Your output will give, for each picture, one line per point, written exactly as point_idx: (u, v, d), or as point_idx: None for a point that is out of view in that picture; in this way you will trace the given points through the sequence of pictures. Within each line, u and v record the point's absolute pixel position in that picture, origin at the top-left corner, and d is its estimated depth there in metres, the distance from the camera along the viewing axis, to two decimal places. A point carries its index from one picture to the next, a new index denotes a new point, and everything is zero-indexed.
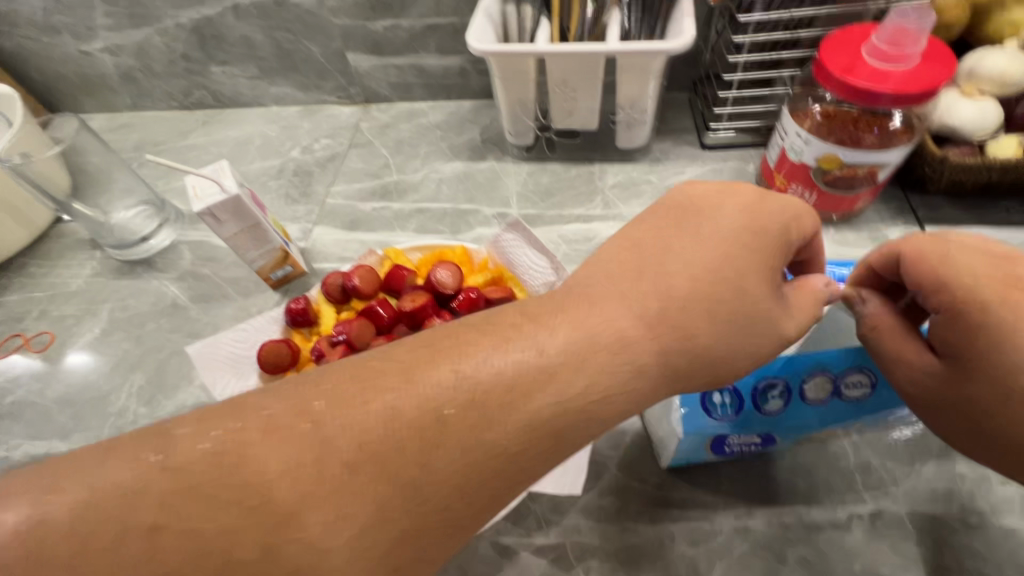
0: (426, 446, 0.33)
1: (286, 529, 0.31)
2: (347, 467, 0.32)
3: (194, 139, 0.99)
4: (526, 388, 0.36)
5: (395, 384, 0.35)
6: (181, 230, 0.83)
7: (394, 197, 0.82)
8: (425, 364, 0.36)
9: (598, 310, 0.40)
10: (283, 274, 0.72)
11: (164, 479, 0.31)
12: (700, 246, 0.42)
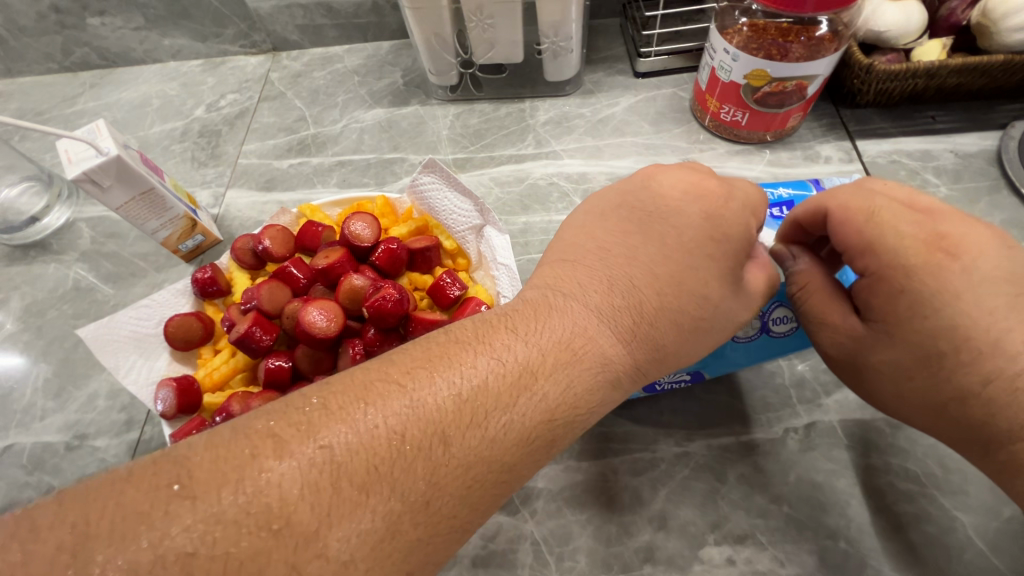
0: (436, 456, 0.31)
1: (293, 561, 0.27)
2: (355, 486, 0.29)
3: (83, 104, 0.89)
4: (522, 387, 0.33)
5: (405, 393, 0.32)
6: (77, 208, 0.74)
7: (312, 152, 0.76)
8: (426, 375, 0.33)
9: (575, 304, 0.37)
10: (194, 244, 0.66)
11: (139, 526, 0.26)
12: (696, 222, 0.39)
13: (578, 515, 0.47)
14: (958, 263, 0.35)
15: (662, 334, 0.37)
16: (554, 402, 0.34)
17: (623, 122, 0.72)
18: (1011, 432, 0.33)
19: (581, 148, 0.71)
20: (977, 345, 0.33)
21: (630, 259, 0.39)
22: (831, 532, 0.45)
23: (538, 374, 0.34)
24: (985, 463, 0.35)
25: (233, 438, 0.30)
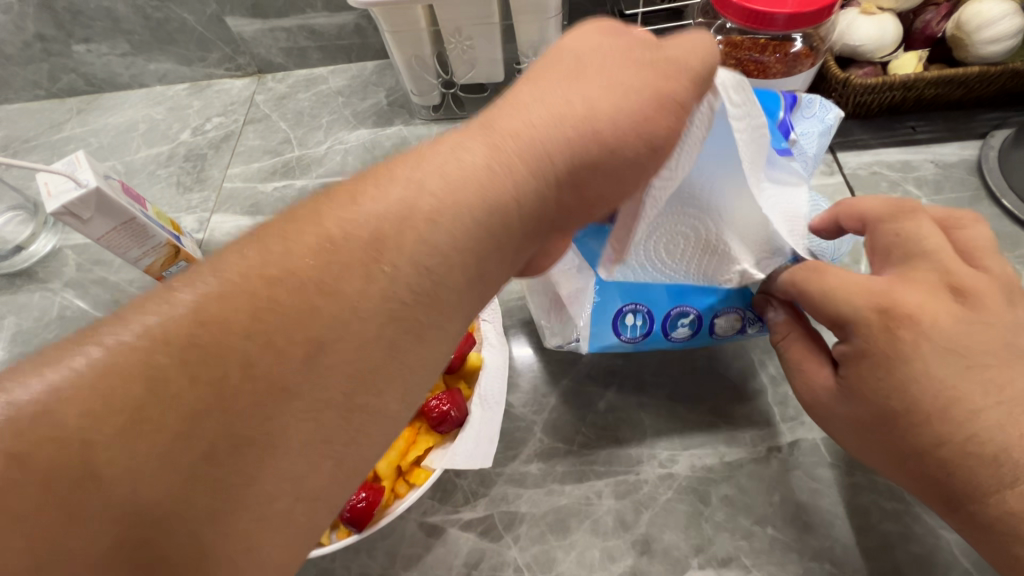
0: (250, 334, 0.23)
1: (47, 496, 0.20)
2: (135, 387, 0.22)
3: (70, 130, 0.89)
4: (375, 243, 0.25)
5: (220, 270, 0.25)
6: (63, 235, 0.75)
7: (296, 174, 0.76)
8: (257, 241, 0.26)
9: (450, 151, 0.29)
10: (178, 271, 0.66)
11: None
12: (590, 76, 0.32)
13: (561, 540, 0.47)
14: (915, 329, 0.34)
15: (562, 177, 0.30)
16: (422, 253, 0.26)
17: None
18: (970, 497, 0.32)
19: None
20: (927, 411, 0.33)
21: (521, 116, 0.31)
22: (815, 553, 0.45)
23: (395, 253, 0.25)
24: (953, 513, 0.34)
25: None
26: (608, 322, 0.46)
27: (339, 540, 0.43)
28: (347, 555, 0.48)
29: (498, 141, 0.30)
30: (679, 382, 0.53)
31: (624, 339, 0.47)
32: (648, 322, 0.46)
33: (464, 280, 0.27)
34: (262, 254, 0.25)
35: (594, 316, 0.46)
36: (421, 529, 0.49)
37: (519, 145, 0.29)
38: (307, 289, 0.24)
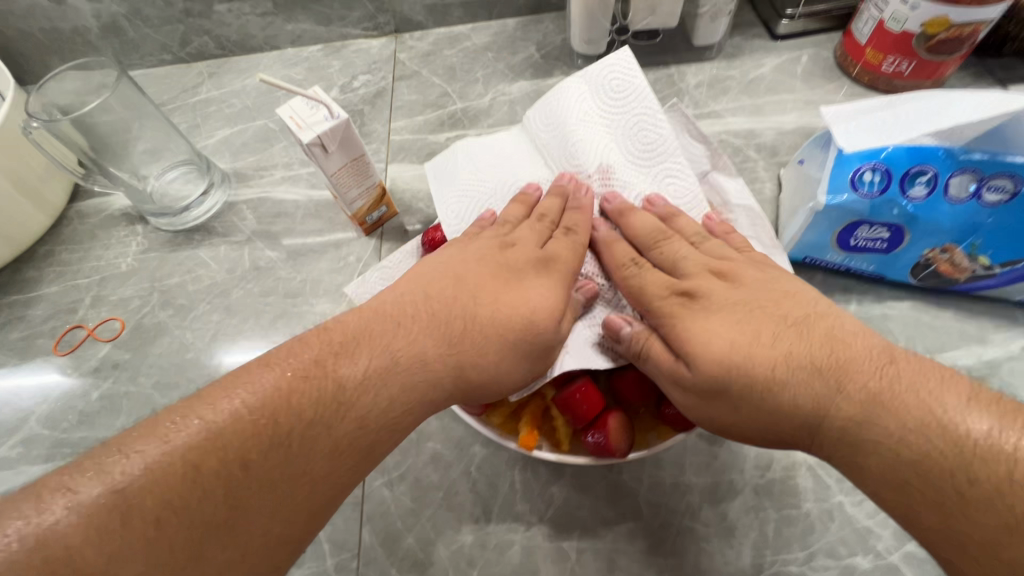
0: (273, 530, 0.31)
1: (218, 538, 0.29)
2: (225, 508, 0.30)
3: (205, 92, 0.86)
4: (272, 486, 0.31)
5: (217, 409, 0.32)
6: (233, 191, 0.74)
7: (466, 126, 0.75)
8: (251, 486, 0.31)
9: (392, 378, 0.37)
10: (378, 216, 0.65)
11: (181, 556, 0.28)
12: (411, 374, 0.38)
13: None
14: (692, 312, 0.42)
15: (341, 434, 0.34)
16: (287, 501, 0.32)
17: (775, 82, 0.73)
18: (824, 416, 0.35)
19: (742, 107, 0.72)
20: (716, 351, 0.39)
21: (343, 425, 0.34)
22: None
23: (264, 463, 0.32)
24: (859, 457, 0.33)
25: (220, 468, 0.30)
26: (844, 178, 0.50)
27: (664, 442, 0.44)
28: (634, 467, 0.49)
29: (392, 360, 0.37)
30: (919, 293, 0.55)
31: (862, 197, 0.49)
32: (887, 177, 0.48)
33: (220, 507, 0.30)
34: (251, 419, 0.32)
35: (829, 176, 0.51)
36: (703, 439, 0.50)
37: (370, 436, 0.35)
38: (227, 463, 0.31)
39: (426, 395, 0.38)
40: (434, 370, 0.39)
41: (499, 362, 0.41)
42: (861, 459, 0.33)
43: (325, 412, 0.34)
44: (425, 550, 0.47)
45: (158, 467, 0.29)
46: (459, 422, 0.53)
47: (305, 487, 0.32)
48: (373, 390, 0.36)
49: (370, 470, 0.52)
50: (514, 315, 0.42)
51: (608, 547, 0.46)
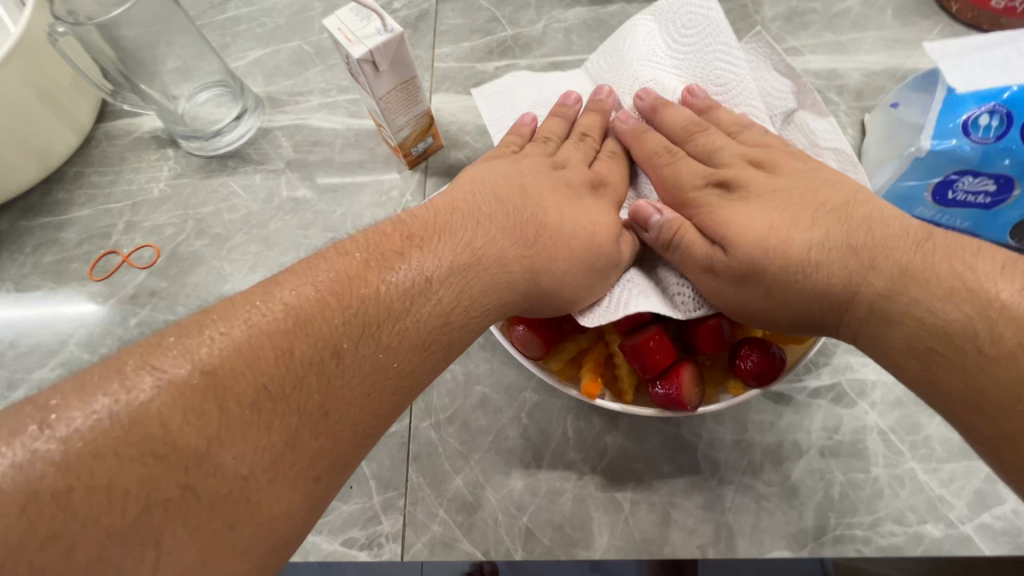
0: (351, 413, 0.31)
1: (294, 413, 0.29)
2: (301, 386, 0.30)
3: (234, 9, 0.80)
4: (348, 365, 0.31)
5: (293, 290, 0.32)
6: (267, 117, 0.69)
7: (517, 55, 0.69)
8: (331, 363, 0.31)
9: (459, 270, 0.36)
10: (423, 148, 0.61)
11: (262, 426, 0.28)
12: (484, 261, 0.38)
13: (921, 408, 0.46)
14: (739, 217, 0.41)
15: (418, 322, 0.34)
16: (363, 383, 0.32)
17: (863, 17, 0.66)
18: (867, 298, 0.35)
19: (825, 44, 0.65)
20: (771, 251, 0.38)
21: (416, 315, 0.34)
22: None
23: (343, 344, 0.32)
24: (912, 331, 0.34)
25: (300, 345, 0.30)
26: (957, 120, 0.45)
27: (736, 396, 0.42)
28: (693, 422, 0.47)
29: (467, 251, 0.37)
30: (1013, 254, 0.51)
31: (974, 142, 0.44)
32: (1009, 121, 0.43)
33: (299, 383, 0.30)
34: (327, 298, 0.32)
35: (937, 117, 0.46)
36: (767, 397, 0.47)
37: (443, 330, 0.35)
38: (304, 340, 0.31)
39: (493, 288, 0.38)
40: (503, 264, 0.38)
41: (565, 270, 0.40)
42: (888, 338, 0.35)
43: (393, 296, 0.34)
44: (473, 493, 0.46)
45: (237, 340, 0.30)
46: (508, 367, 0.51)
47: (380, 373, 0.33)
48: (446, 282, 0.36)
49: (416, 411, 0.50)
50: (570, 227, 0.42)
51: (664, 501, 0.45)
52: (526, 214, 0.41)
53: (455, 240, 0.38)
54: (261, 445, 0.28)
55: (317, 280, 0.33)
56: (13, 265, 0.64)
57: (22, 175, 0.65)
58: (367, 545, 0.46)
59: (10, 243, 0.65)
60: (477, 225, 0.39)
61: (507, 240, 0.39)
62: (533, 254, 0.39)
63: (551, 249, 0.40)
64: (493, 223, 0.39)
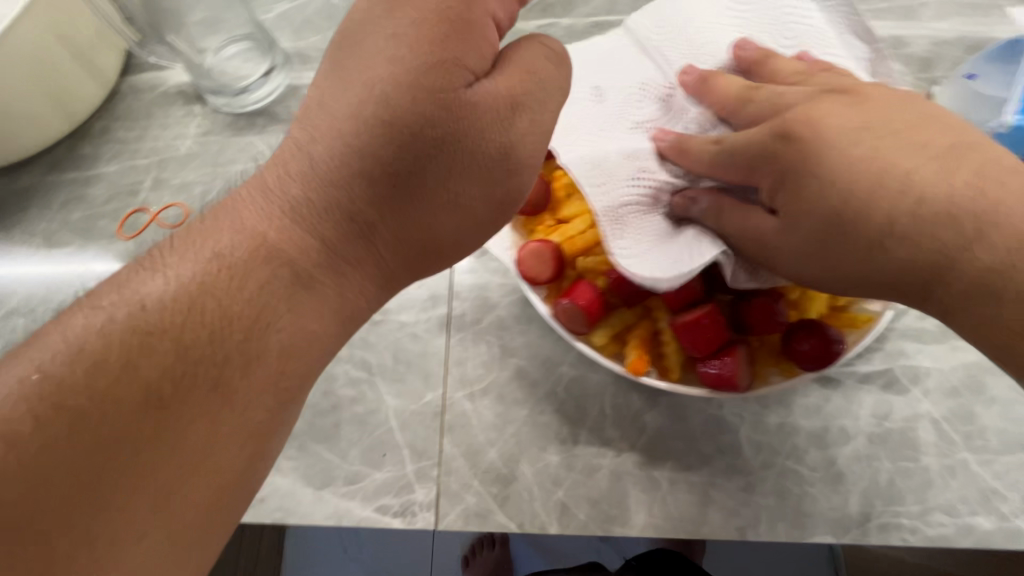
0: (224, 415, 0.28)
1: (174, 414, 0.27)
2: (182, 379, 0.28)
3: None
4: (230, 361, 0.28)
5: (197, 249, 0.30)
6: (296, 74, 0.67)
7: (558, 14, 0.66)
8: (217, 357, 0.28)
9: (356, 252, 0.32)
10: None
11: (148, 425, 0.27)
12: (392, 221, 0.32)
13: (977, 398, 0.44)
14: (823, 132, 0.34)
15: (301, 319, 0.31)
16: (253, 376, 0.29)
17: None
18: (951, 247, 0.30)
19: (892, 8, 0.60)
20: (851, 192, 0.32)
21: (297, 302, 0.31)
22: None
23: (237, 326, 0.29)
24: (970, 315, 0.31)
25: (180, 327, 0.28)
26: None
27: (787, 380, 0.40)
28: (736, 403, 0.46)
29: (373, 211, 0.31)
30: None
31: None
32: None
33: (187, 373, 0.28)
34: (213, 273, 0.29)
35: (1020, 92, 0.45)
36: (815, 381, 0.46)
37: (343, 313, 0.33)
38: (200, 319, 0.28)
39: (359, 261, 0.33)
40: (367, 225, 0.31)
41: (447, 229, 0.33)
42: (980, 311, 0.30)
43: (217, 286, 0.29)
44: (508, 466, 0.46)
45: (123, 323, 0.27)
46: (545, 340, 0.50)
47: (272, 373, 0.30)
48: (325, 269, 0.32)
49: (451, 381, 0.49)
50: (478, 150, 0.31)
51: (703, 481, 0.44)
52: (357, 136, 0.30)
53: (236, 219, 0.31)
54: (160, 436, 0.27)
55: (137, 274, 0.29)
56: (41, 220, 0.63)
57: (48, 127, 0.63)
58: (400, 513, 0.45)
59: (38, 198, 0.64)
60: (343, 159, 0.30)
61: (359, 185, 0.30)
62: (404, 203, 0.31)
63: (444, 186, 0.31)
64: (342, 150, 0.30)
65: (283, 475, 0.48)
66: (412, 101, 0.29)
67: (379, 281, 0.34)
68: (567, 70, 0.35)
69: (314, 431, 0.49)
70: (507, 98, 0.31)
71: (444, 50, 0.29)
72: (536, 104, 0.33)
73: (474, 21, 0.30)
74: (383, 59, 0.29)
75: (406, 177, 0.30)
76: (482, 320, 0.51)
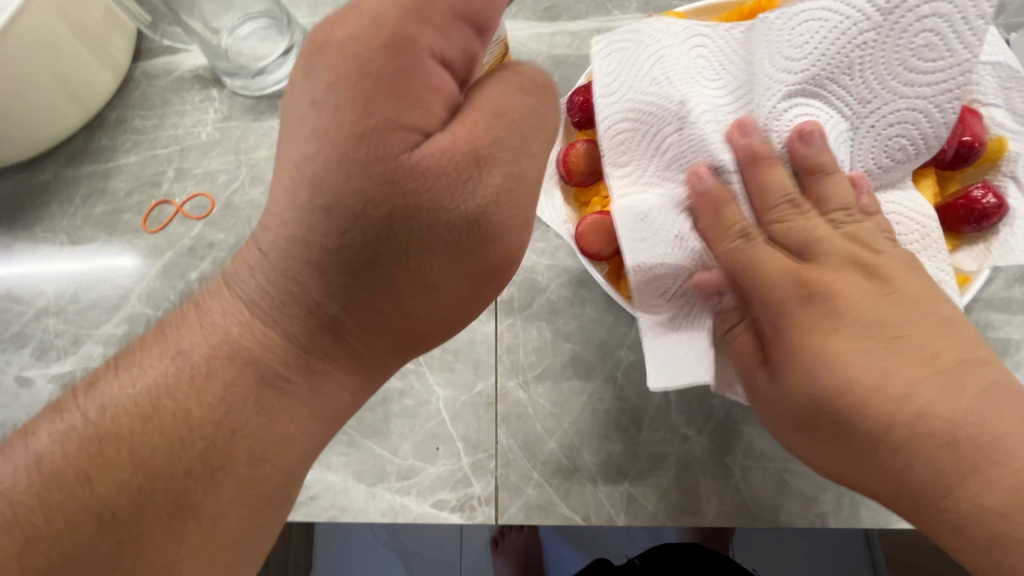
0: (204, 513, 0.27)
1: (165, 506, 0.26)
2: (168, 474, 0.26)
3: None
4: (206, 458, 0.27)
5: (198, 326, 0.29)
6: None
7: None
8: (199, 449, 0.27)
9: (331, 343, 0.28)
10: None
11: (138, 518, 0.26)
12: (362, 313, 0.27)
13: None
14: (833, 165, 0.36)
15: (269, 418, 0.28)
16: (239, 471, 0.27)
17: None
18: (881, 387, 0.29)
19: None
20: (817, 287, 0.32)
21: (267, 403, 0.28)
22: None
23: (205, 429, 0.27)
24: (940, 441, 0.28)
25: (160, 421, 0.27)
26: None
27: None
28: None
29: (339, 302, 0.27)
30: None
31: None
32: None
33: (169, 467, 0.26)
34: (186, 360, 0.28)
35: None
36: None
37: (323, 400, 0.29)
38: (175, 410, 0.27)
39: (346, 351, 0.29)
40: (340, 317, 0.27)
41: (427, 309, 0.28)
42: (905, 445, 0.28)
43: (179, 389, 0.27)
44: (569, 456, 0.44)
45: (123, 406, 0.27)
46: (600, 323, 0.47)
47: (253, 471, 0.27)
48: (301, 358, 0.28)
49: (502, 370, 0.47)
50: (440, 216, 0.25)
51: (778, 466, 0.42)
52: (297, 217, 0.26)
53: (203, 315, 0.29)
54: (144, 536, 0.26)
55: (119, 371, 0.28)
56: (63, 216, 0.61)
57: (62, 120, 0.61)
58: (459, 507, 0.44)
59: (58, 194, 0.62)
60: (291, 246, 0.26)
61: (312, 279, 0.26)
62: (365, 293, 0.26)
63: (408, 261, 0.26)
64: (286, 239, 0.26)
65: (335, 472, 0.46)
66: (345, 183, 0.24)
67: (358, 372, 0.30)
68: (548, 100, 0.29)
69: (363, 426, 0.47)
70: (468, 152, 0.25)
71: (372, 112, 0.24)
72: (513, 151, 0.26)
73: (409, 64, 0.24)
74: (331, 118, 0.25)
75: (365, 265, 0.26)
76: (531, 304, 0.49)
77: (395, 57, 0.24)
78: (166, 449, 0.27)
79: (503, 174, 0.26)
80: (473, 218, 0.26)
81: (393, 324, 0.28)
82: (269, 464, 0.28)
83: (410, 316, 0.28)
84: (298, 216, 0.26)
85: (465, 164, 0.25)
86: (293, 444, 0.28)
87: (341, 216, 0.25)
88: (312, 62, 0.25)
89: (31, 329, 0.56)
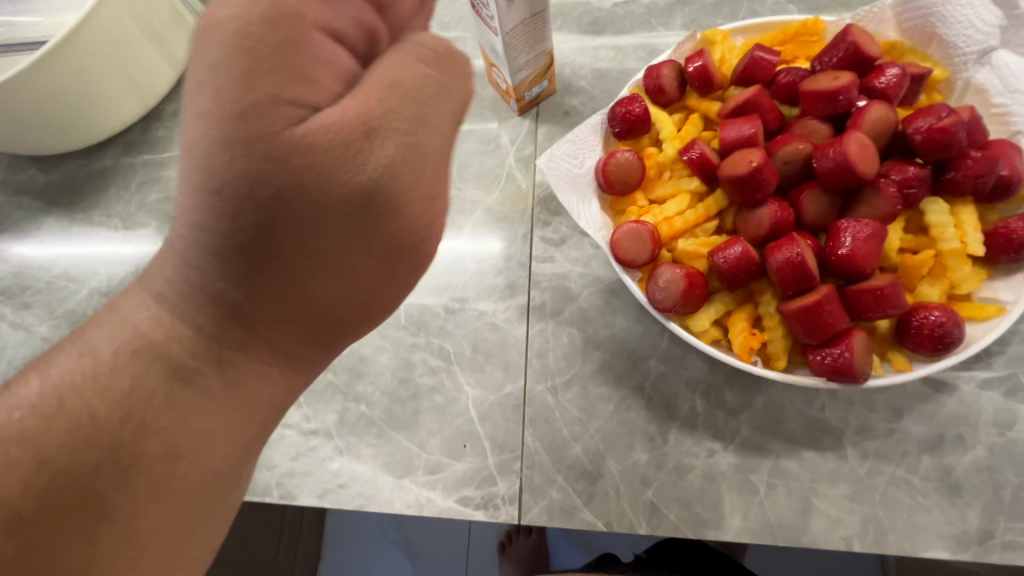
0: (120, 510, 0.28)
1: (78, 505, 0.27)
2: (77, 470, 0.27)
3: None
4: (113, 453, 0.28)
5: (104, 326, 0.29)
6: None
7: None
8: (105, 448, 0.27)
9: (238, 332, 0.29)
10: (536, 93, 0.56)
11: (54, 518, 0.27)
12: (263, 301, 0.28)
13: None
14: None
15: (173, 409, 0.28)
16: (148, 466, 0.28)
17: None
18: None
19: None
20: None
21: (171, 395, 0.28)
22: None
23: (110, 428, 0.28)
24: None
25: (70, 422, 0.28)
26: None
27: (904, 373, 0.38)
28: (840, 405, 0.43)
29: (241, 291, 0.27)
30: None
31: None
32: None
33: (77, 463, 0.27)
34: (93, 357, 0.29)
35: None
36: (929, 385, 0.43)
37: (234, 386, 0.29)
38: (83, 408, 0.28)
39: (256, 339, 0.29)
40: (242, 306, 0.28)
41: (329, 291, 0.28)
42: None
43: (83, 388, 0.28)
44: (594, 462, 0.44)
45: (31, 407, 0.28)
46: (631, 333, 0.48)
47: (166, 467, 0.28)
48: (201, 350, 0.29)
49: (532, 373, 0.48)
50: (332, 192, 0.25)
51: (804, 487, 0.41)
52: (192, 204, 0.26)
53: (112, 313, 0.30)
54: (60, 534, 0.27)
55: (26, 376, 0.29)
56: (118, 201, 0.64)
57: (123, 111, 0.64)
58: (483, 505, 0.45)
59: (115, 180, 0.65)
60: (187, 234, 0.27)
61: (207, 267, 0.27)
62: (260, 276, 0.27)
63: (301, 243, 0.26)
64: (183, 229, 0.27)
65: (363, 462, 0.47)
66: (224, 165, 0.25)
67: (269, 356, 0.30)
68: (453, 64, 0.27)
69: (393, 418, 0.48)
70: (356, 125, 0.25)
71: (252, 90, 0.24)
72: (408, 122, 0.26)
73: (294, 37, 0.24)
74: (209, 97, 0.24)
75: (263, 254, 0.26)
76: (564, 310, 0.50)
77: (273, 28, 0.24)
78: (74, 446, 0.27)
79: (396, 151, 0.25)
80: (364, 196, 0.26)
81: (297, 306, 0.28)
82: (186, 454, 0.28)
83: (314, 297, 0.28)
84: (189, 205, 0.26)
85: (355, 142, 0.25)
86: (208, 435, 0.29)
87: (228, 200, 0.25)
88: (195, 44, 0.25)
89: (84, 305, 0.59)
